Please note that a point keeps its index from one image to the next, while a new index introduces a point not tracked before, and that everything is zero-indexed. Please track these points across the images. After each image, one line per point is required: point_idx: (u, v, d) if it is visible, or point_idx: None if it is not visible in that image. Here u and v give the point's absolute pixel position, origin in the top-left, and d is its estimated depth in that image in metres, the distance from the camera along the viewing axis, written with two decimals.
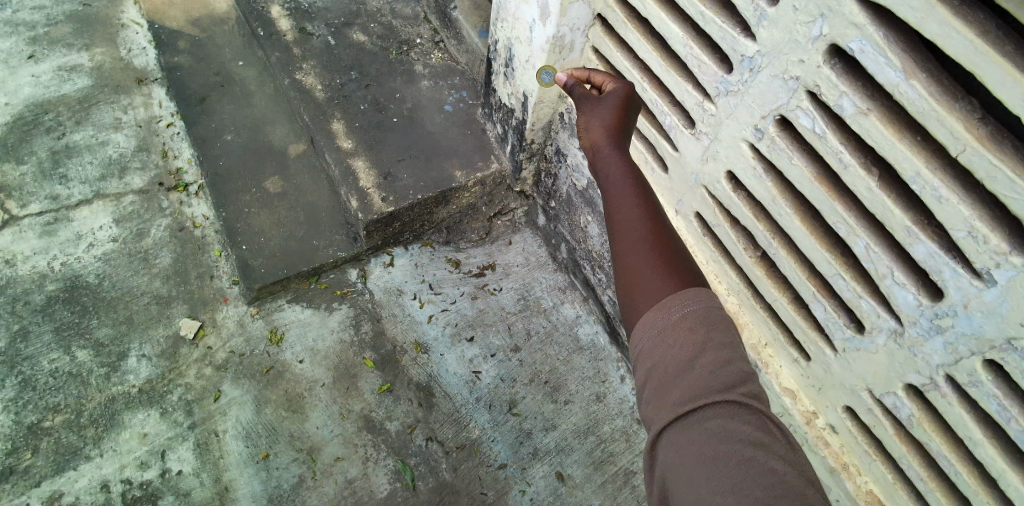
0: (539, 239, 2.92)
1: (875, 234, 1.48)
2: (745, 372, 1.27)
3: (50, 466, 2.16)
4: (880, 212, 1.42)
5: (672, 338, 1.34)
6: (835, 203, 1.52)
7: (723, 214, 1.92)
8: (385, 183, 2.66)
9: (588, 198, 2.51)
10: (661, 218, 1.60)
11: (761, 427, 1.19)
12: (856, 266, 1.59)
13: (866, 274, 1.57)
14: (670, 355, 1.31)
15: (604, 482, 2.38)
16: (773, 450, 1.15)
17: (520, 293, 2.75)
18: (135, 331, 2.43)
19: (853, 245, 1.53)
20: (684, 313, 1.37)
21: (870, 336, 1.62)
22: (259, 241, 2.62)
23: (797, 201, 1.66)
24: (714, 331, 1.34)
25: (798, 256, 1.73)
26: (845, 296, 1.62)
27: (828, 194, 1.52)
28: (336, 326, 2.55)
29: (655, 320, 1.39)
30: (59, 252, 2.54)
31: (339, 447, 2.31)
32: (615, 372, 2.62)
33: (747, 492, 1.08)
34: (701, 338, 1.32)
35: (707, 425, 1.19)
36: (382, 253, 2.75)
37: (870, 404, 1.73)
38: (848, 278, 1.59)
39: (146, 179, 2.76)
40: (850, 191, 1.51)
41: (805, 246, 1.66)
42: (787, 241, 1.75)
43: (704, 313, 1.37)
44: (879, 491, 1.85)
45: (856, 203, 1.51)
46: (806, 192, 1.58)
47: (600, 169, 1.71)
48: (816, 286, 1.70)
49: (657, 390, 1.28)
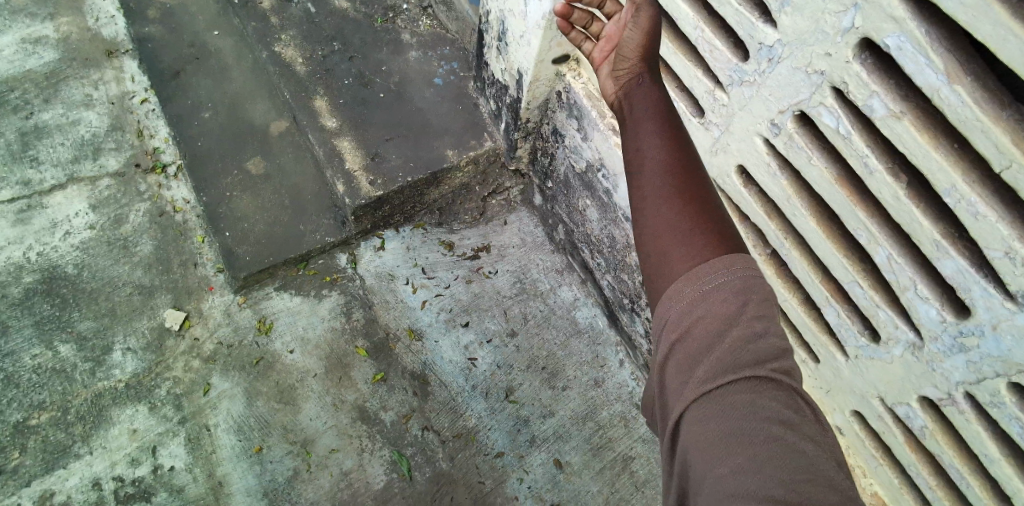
0: (536, 219, 2.78)
1: (899, 243, 1.37)
2: (784, 347, 0.98)
3: (39, 465, 2.13)
4: (907, 223, 1.31)
5: (701, 308, 1.03)
6: (856, 208, 1.40)
7: (733, 210, 1.79)
8: (372, 165, 2.54)
9: (587, 181, 2.37)
10: (696, 163, 1.22)
11: (794, 406, 0.92)
12: (875, 274, 1.49)
13: (886, 283, 1.47)
14: (696, 328, 1.01)
15: (602, 468, 2.35)
16: (805, 431, 0.89)
17: (516, 275, 2.64)
18: (119, 323, 2.34)
19: (874, 254, 1.42)
20: (718, 283, 1.04)
21: (885, 346, 1.52)
22: (243, 227, 2.51)
23: (813, 201, 1.54)
24: (753, 303, 1.01)
25: (812, 258, 1.63)
26: (862, 304, 1.52)
27: (849, 198, 1.41)
28: (327, 314, 2.48)
29: (682, 286, 1.07)
30: (34, 242, 2.41)
31: (333, 438, 2.30)
32: (613, 357, 2.54)
33: (772, 473, 0.83)
34: (734, 307, 1.01)
35: (732, 399, 0.92)
36: (371, 236, 2.64)
37: (881, 412, 1.63)
38: (866, 286, 1.49)
39: (121, 160, 2.60)
40: (874, 197, 1.39)
41: (820, 250, 1.56)
42: (799, 242, 1.64)
43: (742, 280, 1.05)
44: (884, 494, 1.77)
45: (879, 208, 1.39)
46: (825, 194, 1.46)
47: (628, 102, 1.33)
48: (830, 290, 1.61)
49: (679, 366, 0.99)
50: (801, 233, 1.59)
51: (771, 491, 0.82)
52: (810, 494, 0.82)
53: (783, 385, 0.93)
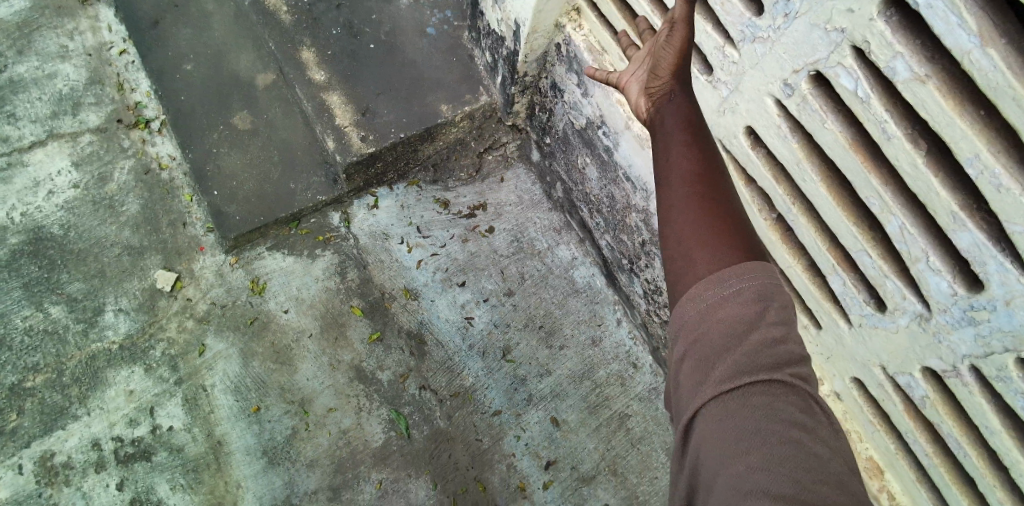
0: (533, 176, 2.71)
1: (913, 212, 1.32)
2: (799, 354, 0.97)
3: (37, 426, 2.13)
4: (924, 192, 1.25)
5: (722, 311, 1.00)
6: (870, 175, 1.34)
7: (737, 172, 1.73)
8: (363, 120, 2.45)
9: (587, 139, 2.30)
10: (723, 172, 1.18)
11: (808, 409, 0.91)
12: (885, 243, 1.44)
13: (895, 253, 1.42)
14: (715, 329, 0.98)
15: (599, 426, 2.37)
16: (819, 435, 0.88)
17: (514, 234, 2.59)
18: (109, 284, 2.31)
19: (886, 223, 1.37)
20: (739, 287, 1.02)
21: (891, 316, 1.49)
22: (232, 185, 2.44)
23: (824, 166, 1.48)
24: (774, 311, 0.99)
25: (819, 225, 1.58)
26: (870, 273, 1.48)
27: (864, 164, 1.34)
28: (321, 274, 2.45)
29: (703, 287, 1.04)
30: (17, 201, 2.34)
31: (331, 398, 2.31)
32: (611, 316, 2.52)
33: (790, 473, 0.82)
34: (755, 310, 0.99)
35: (750, 400, 0.90)
36: (365, 194, 2.57)
37: (882, 380, 1.63)
38: (875, 255, 1.44)
39: (102, 115, 2.50)
40: (890, 165, 1.33)
41: (829, 217, 1.51)
42: (807, 207, 1.59)
43: (762, 285, 1.02)
44: (879, 458, 1.80)
45: (895, 176, 1.33)
46: (838, 160, 1.40)
47: (659, 118, 1.28)
48: (836, 259, 1.57)
49: (694, 366, 0.97)
50: (810, 199, 1.54)
51: (786, 489, 0.80)
52: (825, 496, 0.81)
53: (799, 390, 0.92)
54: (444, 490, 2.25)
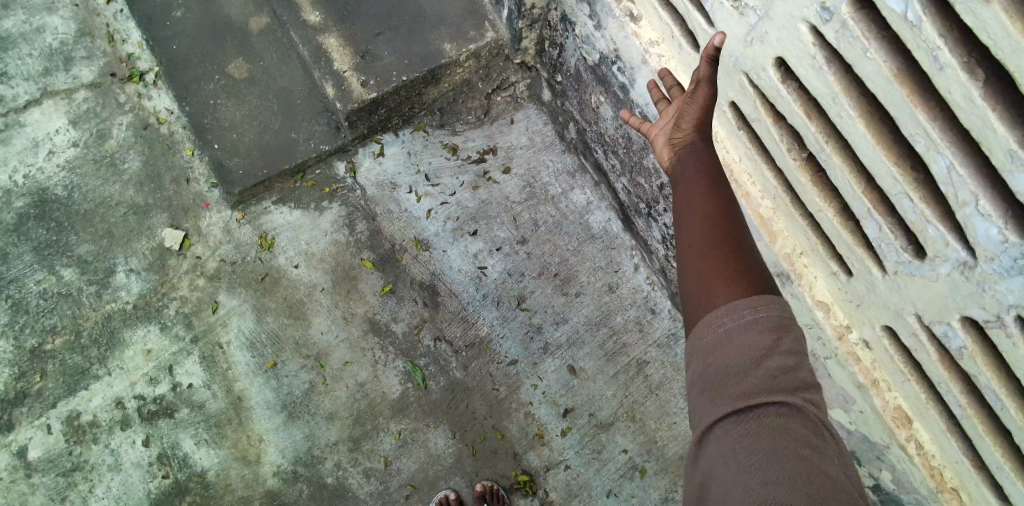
0: (545, 116, 2.55)
1: (963, 151, 1.17)
2: (812, 382, 0.99)
3: (61, 387, 2.17)
4: (977, 128, 1.10)
5: (739, 335, 1.02)
6: (915, 110, 1.19)
7: (766, 108, 1.59)
8: (363, 64, 2.33)
9: (600, 76, 2.14)
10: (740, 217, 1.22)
11: (821, 433, 0.92)
12: (928, 185, 1.30)
13: (940, 195, 1.29)
14: (731, 351, 1.01)
15: (616, 374, 2.33)
16: (833, 458, 0.88)
17: (525, 180, 2.49)
18: (118, 244, 2.29)
19: (931, 163, 1.23)
20: (755, 315, 1.04)
21: (931, 263, 1.36)
22: (232, 138, 2.37)
23: (864, 100, 1.34)
24: (788, 339, 1.01)
25: (855, 166, 1.44)
26: (909, 218, 1.35)
27: (909, 98, 1.20)
28: (329, 227, 2.39)
29: (722, 311, 1.06)
30: (18, 163, 2.30)
31: (347, 351, 2.30)
32: (628, 262, 2.43)
33: (803, 487, 0.83)
34: (772, 337, 1.01)
35: (764, 420, 0.92)
36: (370, 142, 2.48)
37: (915, 329, 1.51)
38: (915, 198, 1.31)
39: (95, 70, 2.41)
40: (938, 98, 1.18)
41: (866, 157, 1.37)
42: (843, 147, 1.45)
43: (778, 315, 1.05)
44: (908, 408, 1.69)
45: (944, 110, 1.18)
46: (880, 94, 1.26)
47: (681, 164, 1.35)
48: (872, 202, 1.43)
49: (709, 383, 1.00)
50: (846, 137, 1.40)
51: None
52: None
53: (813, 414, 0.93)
54: (463, 439, 2.27)
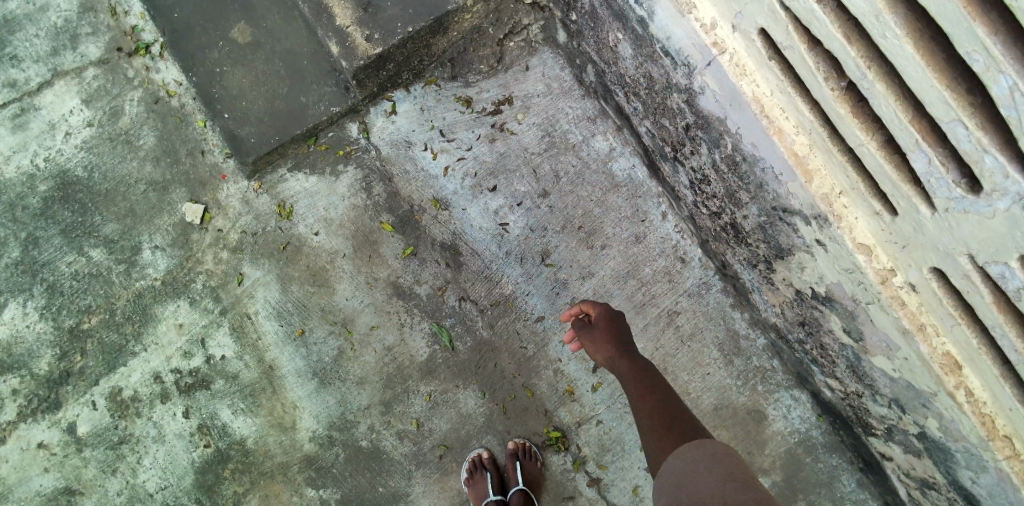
0: (561, 60, 2.40)
1: None
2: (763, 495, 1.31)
3: (102, 364, 2.25)
4: None
5: (698, 473, 1.40)
6: (975, 23, 1.02)
7: (798, 33, 1.38)
8: (366, 17, 2.20)
9: (615, 10, 1.94)
10: (676, 411, 1.60)
11: None
12: (986, 109, 1.13)
13: (1000, 120, 1.12)
14: (694, 479, 1.39)
15: (647, 326, 2.25)
16: None
17: (544, 129, 2.37)
18: (141, 222, 2.30)
19: (990, 85, 1.06)
20: (706, 456, 1.43)
21: (988, 199, 1.19)
22: (242, 106, 2.31)
23: (911, 15, 1.15)
24: (737, 474, 1.38)
25: (901, 93, 1.25)
26: (962, 149, 1.17)
27: (967, 10, 1.03)
28: (346, 192, 2.34)
29: (684, 452, 1.46)
30: (38, 147, 2.32)
31: (372, 316, 2.28)
32: (655, 210, 2.30)
33: None
34: (726, 471, 1.38)
35: None
36: (381, 101, 2.39)
37: (968, 270, 1.34)
38: (971, 126, 1.13)
39: (101, 45, 2.37)
40: (1002, 8, 1.02)
41: (913, 82, 1.18)
42: (887, 71, 1.25)
43: (726, 457, 1.43)
44: (958, 354, 1.51)
45: (1009, 23, 1.02)
46: (931, 8, 1.07)
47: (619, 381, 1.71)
48: (921, 132, 1.24)
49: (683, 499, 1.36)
50: (890, 60, 1.21)
51: None
52: None
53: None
54: (493, 398, 2.25)
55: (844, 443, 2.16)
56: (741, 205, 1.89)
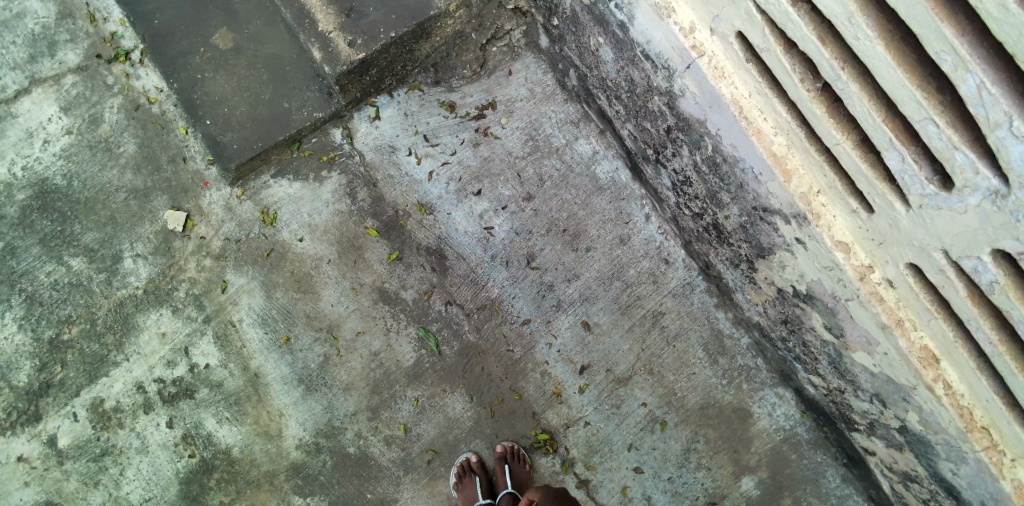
0: (544, 64, 2.41)
1: (994, 68, 1.04)
2: None
3: (83, 375, 2.22)
4: (1013, 41, 0.98)
5: None
6: (943, 25, 1.05)
7: (775, 36, 1.40)
8: (349, 22, 2.22)
9: (596, 15, 1.97)
10: None
11: None
12: (955, 107, 1.16)
13: (968, 118, 1.15)
14: None
15: (632, 327, 2.27)
16: None
17: (528, 132, 2.38)
18: (123, 231, 2.28)
19: (958, 84, 1.09)
20: None
21: (960, 194, 1.22)
22: (224, 113, 2.30)
23: (882, 17, 1.18)
24: None
25: (874, 93, 1.28)
26: (933, 147, 1.20)
27: (934, 12, 1.05)
28: (330, 197, 2.34)
29: None
30: (15, 155, 2.29)
31: (358, 321, 2.28)
32: (639, 212, 2.33)
33: None
34: None
35: None
36: (364, 106, 2.39)
37: (942, 265, 1.37)
38: (942, 125, 1.16)
39: (80, 52, 2.34)
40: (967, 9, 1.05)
41: (885, 83, 1.21)
42: (860, 72, 1.28)
43: None
44: (935, 347, 1.55)
45: (974, 24, 1.05)
46: (901, 10, 1.10)
47: None
48: (894, 131, 1.27)
49: None
50: (863, 61, 1.24)
51: None
52: None
53: None
54: (480, 402, 2.25)
55: (828, 439, 2.18)
56: (722, 206, 1.92)
